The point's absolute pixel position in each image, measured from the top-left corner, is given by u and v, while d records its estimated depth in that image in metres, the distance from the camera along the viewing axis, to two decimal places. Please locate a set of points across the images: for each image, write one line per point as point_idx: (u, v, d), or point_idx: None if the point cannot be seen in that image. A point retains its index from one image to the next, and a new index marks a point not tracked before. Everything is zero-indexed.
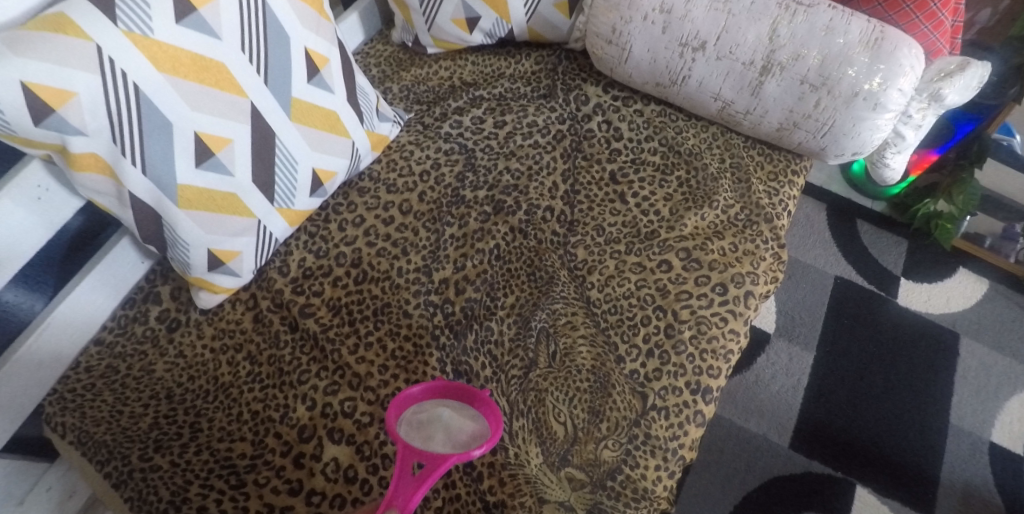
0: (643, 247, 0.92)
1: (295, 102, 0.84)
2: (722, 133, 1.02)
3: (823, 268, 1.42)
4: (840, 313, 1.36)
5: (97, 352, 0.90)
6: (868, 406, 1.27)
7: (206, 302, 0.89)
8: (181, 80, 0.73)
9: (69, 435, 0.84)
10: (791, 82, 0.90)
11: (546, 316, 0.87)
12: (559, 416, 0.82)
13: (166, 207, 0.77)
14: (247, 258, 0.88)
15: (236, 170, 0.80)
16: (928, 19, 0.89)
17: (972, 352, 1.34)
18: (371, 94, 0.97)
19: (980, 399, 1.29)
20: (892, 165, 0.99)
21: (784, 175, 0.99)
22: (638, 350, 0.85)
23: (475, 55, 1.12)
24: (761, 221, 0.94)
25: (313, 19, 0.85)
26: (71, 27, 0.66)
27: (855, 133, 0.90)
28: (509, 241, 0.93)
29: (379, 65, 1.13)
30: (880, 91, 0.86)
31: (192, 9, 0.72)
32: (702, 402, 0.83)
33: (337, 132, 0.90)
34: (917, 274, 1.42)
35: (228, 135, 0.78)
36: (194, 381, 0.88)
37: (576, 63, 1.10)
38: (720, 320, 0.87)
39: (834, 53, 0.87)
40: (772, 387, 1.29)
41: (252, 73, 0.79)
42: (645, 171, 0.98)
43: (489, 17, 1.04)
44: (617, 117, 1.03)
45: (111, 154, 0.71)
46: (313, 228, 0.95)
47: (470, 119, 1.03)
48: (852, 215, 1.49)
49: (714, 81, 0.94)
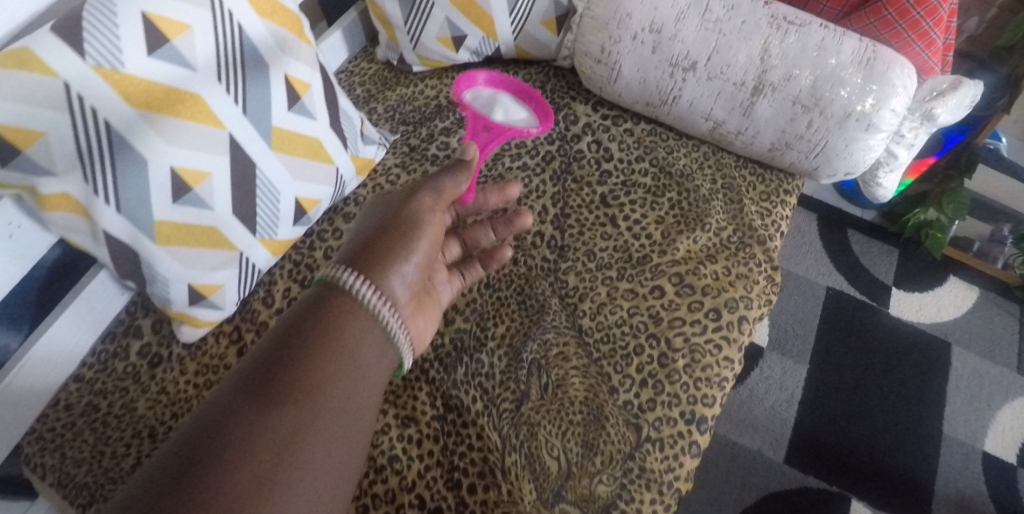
0: (635, 272, 0.91)
1: (275, 130, 0.81)
2: (713, 153, 1.01)
3: (815, 279, 1.39)
4: (833, 325, 1.33)
5: (77, 389, 0.88)
6: (862, 419, 1.23)
7: (189, 337, 0.86)
8: (154, 114, 0.71)
9: (49, 477, 0.83)
10: (783, 102, 0.88)
11: (538, 346, 0.86)
12: (552, 450, 0.80)
13: (143, 243, 0.75)
14: (230, 290, 0.85)
15: (216, 203, 0.78)
16: (920, 37, 0.88)
17: (964, 360, 1.31)
18: (355, 117, 0.95)
19: (972, 408, 1.26)
20: (883, 185, 0.96)
21: (776, 195, 0.98)
22: (631, 380, 0.84)
23: (462, 73, 1.10)
24: (754, 244, 0.93)
25: (292, 43, 0.84)
26: (37, 64, 0.65)
27: (848, 154, 0.89)
28: (498, 268, 0.92)
29: (363, 84, 1.11)
30: (873, 112, 0.85)
31: (164, 40, 0.71)
32: (696, 433, 0.81)
33: (320, 158, 0.88)
34: (909, 283, 1.39)
35: (206, 168, 0.76)
36: (177, 418, 0.86)
37: (564, 80, 1.08)
38: (714, 348, 0.85)
39: (826, 74, 0.85)
40: (765, 403, 1.25)
41: (228, 103, 0.76)
42: (636, 193, 0.97)
43: (475, 35, 1.03)
44: (606, 137, 1.01)
45: (83, 194, 0.71)
46: (298, 256, 0.94)
47: (458, 140, 1.02)
48: (843, 224, 1.46)
49: (705, 102, 0.93)
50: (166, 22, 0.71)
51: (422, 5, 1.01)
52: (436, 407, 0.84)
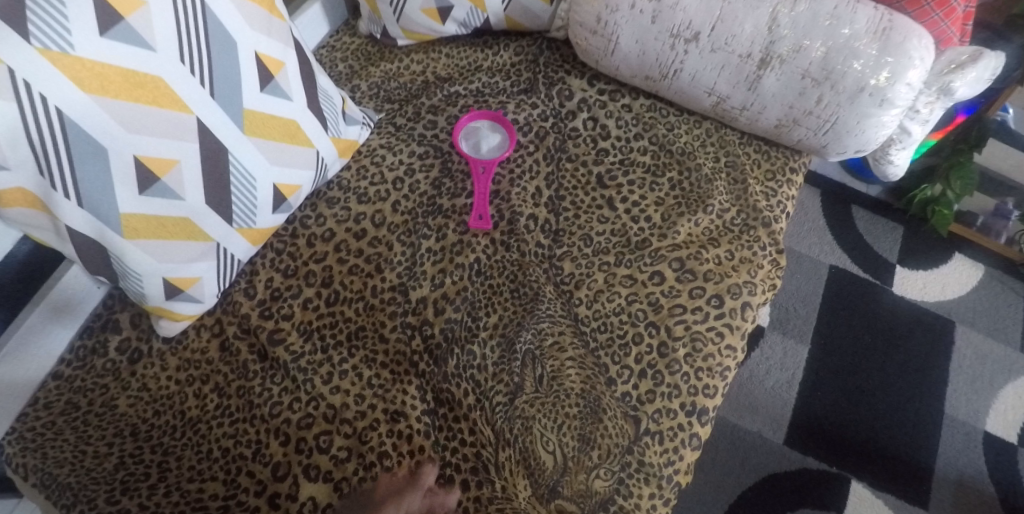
0: (634, 258, 0.87)
1: (247, 114, 0.77)
2: (716, 129, 0.96)
3: (818, 257, 1.33)
4: (835, 305, 1.28)
5: (55, 387, 0.84)
6: (862, 401, 1.19)
7: (168, 330, 0.83)
8: (112, 100, 0.67)
9: (31, 478, 0.77)
10: (791, 76, 0.83)
11: (532, 337, 0.82)
12: (547, 445, 0.76)
13: (110, 238, 0.72)
14: (208, 283, 0.82)
15: (187, 193, 0.75)
16: (939, 6, 0.83)
17: (966, 340, 1.25)
18: (336, 96, 0.90)
19: (974, 388, 1.21)
20: (895, 163, 0.92)
21: (782, 173, 0.93)
22: (629, 371, 0.81)
23: (450, 46, 1.04)
24: (759, 226, 0.88)
25: (263, 18, 0.78)
26: None
27: (859, 131, 0.85)
28: (490, 254, 0.88)
29: (346, 60, 1.05)
30: (887, 86, 0.80)
31: (118, 18, 0.66)
32: (698, 424, 0.78)
33: (299, 142, 0.83)
34: (913, 261, 1.32)
35: (174, 156, 0.73)
36: (160, 416, 0.82)
37: (558, 53, 1.03)
38: (716, 336, 0.81)
39: (839, 46, 0.80)
40: (765, 384, 1.21)
41: (195, 85, 0.72)
42: (635, 173, 0.93)
43: (463, 6, 0.97)
44: (603, 113, 0.96)
45: (40, 188, 0.67)
46: (280, 244, 0.90)
47: (446, 118, 0.97)
48: (847, 201, 1.39)
49: (707, 75, 0.88)
50: None
51: None
52: (427, 401, 0.81)
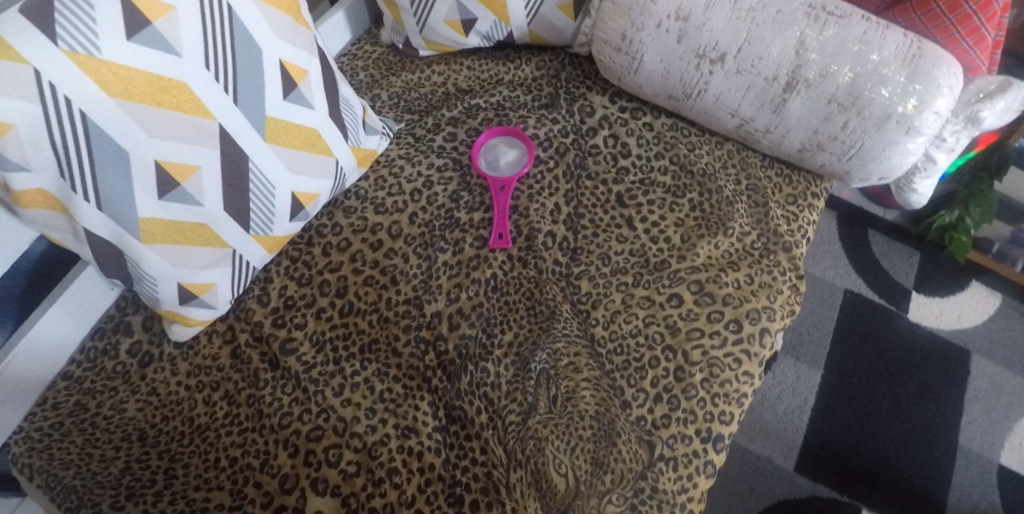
0: (652, 279, 0.86)
1: (270, 121, 0.77)
2: (738, 151, 0.95)
3: (832, 281, 1.31)
4: (850, 329, 1.26)
5: (65, 388, 0.83)
6: (875, 429, 1.17)
7: (180, 335, 0.82)
8: (136, 104, 0.67)
9: (37, 479, 0.77)
10: (817, 100, 0.82)
11: (547, 356, 0.81)
12: (559, 468, 0.75)
13: (127, 241, 0.72)
14: (222, 289, 0.81)
15: (206, 199, 0.74)
16: (970, 34, 0.81)
17: (983, 369, 1.23)
18: (357, 105, 0.89)
19: (990, 419, 1.18)
20: (919, 192, 0.90)
21: (804, 198, 0.92)
22: (645, 394, 0.79)
23: (471, 59, 1.04)
24: (779, 251, 0.87)
25: (288, 26, 0.78)
26: (4, 49, 0.61)
27: (885, 158, 0.83)
28: (507, 270, 0.87)
29: (367, 69, 1.05)
30: (915, 114, 0.79)
31: (146, 23, 0.66)
32: (713, 452, 0.77)
33: (318, 150, 0.83)
34: (929, 287, 1.30)
35: (194, 162, 0.72)
36: (168, 422, 0.82)
37: (580, 68, 1.02)
38: (734, 362, 0.80)
39: (867, 72, 0.79)
40: (778, 408, 1.19)
41: (219, 92, 0.72)
42: (655, 193, 0.92)
43: (487, 19, 0.96)
44: (624, 131, 0.96)
45: (60, 190, 0.67)
46: (296, 252, 0.89)
47: (465, 131, 0.97)
48: (864, 225, 1.37)
49: (731, 97, 0.87)
50: (147, 2, 0.66)
51: None
52: (439, 418, 0.80)
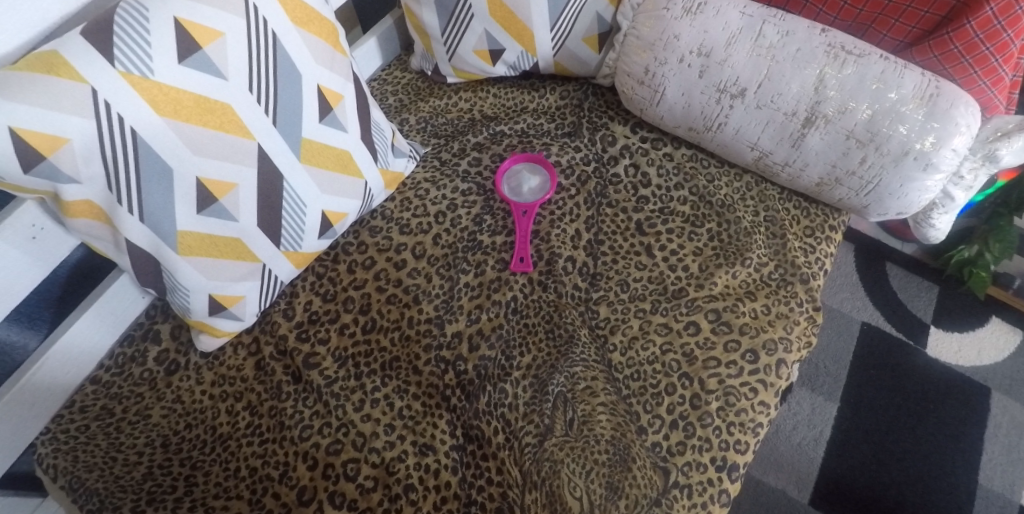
0: (670, 306, 0.88)
1: (305, 143, 0.80)
2: (756, 183, 0.96)
3: (849, 313, 1.32)
4: (866, 363, 1.26)
5: (92, 391, 0.85)
6: (892, 464, 1.16)
7: (207, 345, 0.85)
8: (183, 123, 0.70)
9: (61, 480, 0.79)
10: (835, 136, 0.84)
11: (564, 379, 0.83)
12: (574, 491, 0.76)
13: (165, 253, 0.75)
14: (250, 302, 0.84)
15: (242, 215, 0.78)
16: (987, 74, 0.83)
17: (1004, 408, 1.21)
18: (387, 129, 0.93)
19: (1011, 459, 1.17)
20: (937, 226, 0.91)
21: (821, 230, 0.93)
22: (661, 421, 0.80)
23: (497, 86, 1.07)
24: (796, 282, 0.88)
25: (327, 53, 0.81)
26: (65, 68, 0.64)
27: (901, 194, 0.84)
28: (527, 293, 0.89)
29: (396, 94, 1.09)
30: (933, 151, 0.80)
31: (196, 48, 0.70)
32: (727, 481, 0.77)
33: (349, 172, 0.86)
34: (948, 322, 1.30)
35: (233, 179, 0.75)
36: (191, 429, 0.83)
37: (603, 99, 1.05)
38: (750, 391, 0.81)
39: (885, 109, 0.81)
40: (792, 440, 1.19)
41: (259, 113, 0.75)
42: (674, 222, 0.94)
43: (514, 49, 1.00)
44: (645, 161, 0.98)
45: (106, 201, 0.70)
46: (322, 268, 0.92)
47: (490, 157, 0.99)
48: (882, 257, 1.38)
49: (752, 130, 0.89)
50: (198, 29, 0.70)
51: (461, 17, 0.97)
52: (456, 437, 0.81)
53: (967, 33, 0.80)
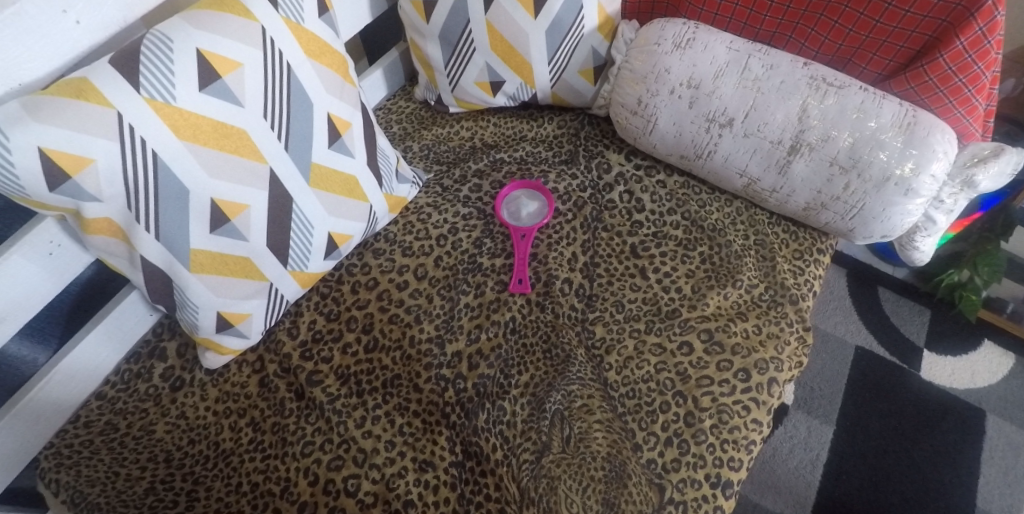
0: (664, 326, 0.90)
1: (315, 167, 0.84)
2: (746, 208, 1.00)
3: (843, 338, 1.34)
4: (861, 387, 1.28)
5: (97, 407, 0.87)
6: (888, 488, 1.17)
7: (213, 362, 0.88)
8: (200, 146, 0.75)
9: (63, 494, 0.81)
10: (820, 162, 0.88)
11: (562, 397, 0.85)
12: (571, 507, 0.78)
13: (177, 270, 0.78)
14: (257, 320, 0.87)
15: (252, 235, 0.81)
16: (961, 104, 0.87)
17: (999, 431, 1.23)
18: (392, 156, 0.97)
19: (1007, 483, 1.18)
20: (921, 249, 0.94)
21: (809, 253, 0.97)
22: (656, 438, 0.83)
23: (497, 117, 1.12)
24: (786, 303, 0.92)
25: (337, 83, 0.85)
26: (93, 94, 0.69)
27: (885, 218, 0.88)
28: (525, 313, 0.92)
29: (400, 122, 1.14)
30: (912, 177, 0.84)
31: (216, 77, 0.74)
32: (722, 497, 0.79)
33: (356, 196, 0.90)
34: (941, 346, 1.32)
35: (245, 201, 0.79)
36: (194, 445, 0.85)
37: (598, 128, 1.09)
38: (743, 409, 0.83)
39: (865, 137, 0.85)
40: (789, 463, 1.20)
41: (272, 138, 0.80)
42: (667, 246, 0.97)
43: (514, 81, 1.05)
44: (639, 187, 1.02)
45: (125, 219, 0.74)
46: (326, 289, 0.95)
47: (490, 183, 1.03)
48: (874, 282, 1.40)
49: (740, 158, 0.93)
50: (219, 59, 0.74)
51: (464, 50, 1.02)
52: (456, 453, 0.83)
53: (940, 66, 0.85)
